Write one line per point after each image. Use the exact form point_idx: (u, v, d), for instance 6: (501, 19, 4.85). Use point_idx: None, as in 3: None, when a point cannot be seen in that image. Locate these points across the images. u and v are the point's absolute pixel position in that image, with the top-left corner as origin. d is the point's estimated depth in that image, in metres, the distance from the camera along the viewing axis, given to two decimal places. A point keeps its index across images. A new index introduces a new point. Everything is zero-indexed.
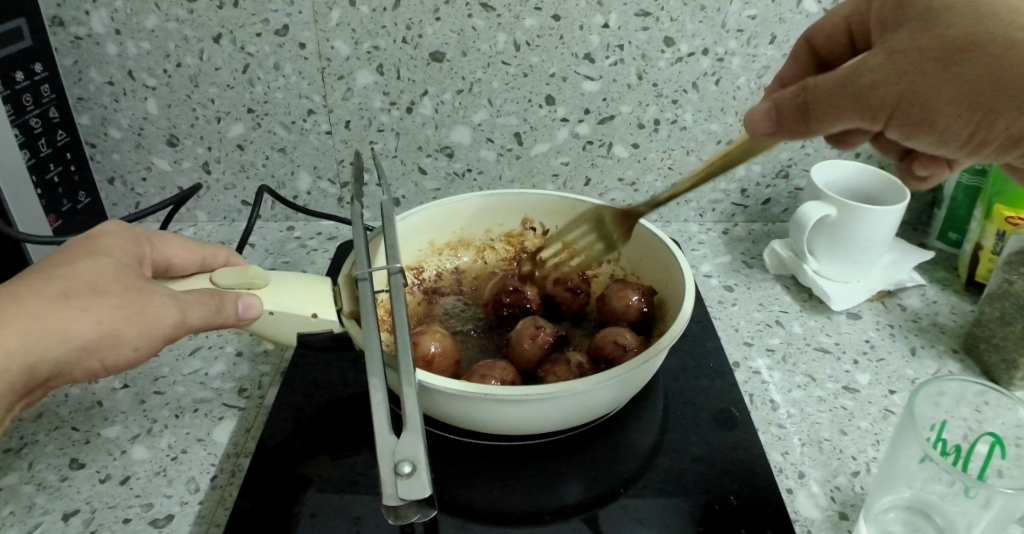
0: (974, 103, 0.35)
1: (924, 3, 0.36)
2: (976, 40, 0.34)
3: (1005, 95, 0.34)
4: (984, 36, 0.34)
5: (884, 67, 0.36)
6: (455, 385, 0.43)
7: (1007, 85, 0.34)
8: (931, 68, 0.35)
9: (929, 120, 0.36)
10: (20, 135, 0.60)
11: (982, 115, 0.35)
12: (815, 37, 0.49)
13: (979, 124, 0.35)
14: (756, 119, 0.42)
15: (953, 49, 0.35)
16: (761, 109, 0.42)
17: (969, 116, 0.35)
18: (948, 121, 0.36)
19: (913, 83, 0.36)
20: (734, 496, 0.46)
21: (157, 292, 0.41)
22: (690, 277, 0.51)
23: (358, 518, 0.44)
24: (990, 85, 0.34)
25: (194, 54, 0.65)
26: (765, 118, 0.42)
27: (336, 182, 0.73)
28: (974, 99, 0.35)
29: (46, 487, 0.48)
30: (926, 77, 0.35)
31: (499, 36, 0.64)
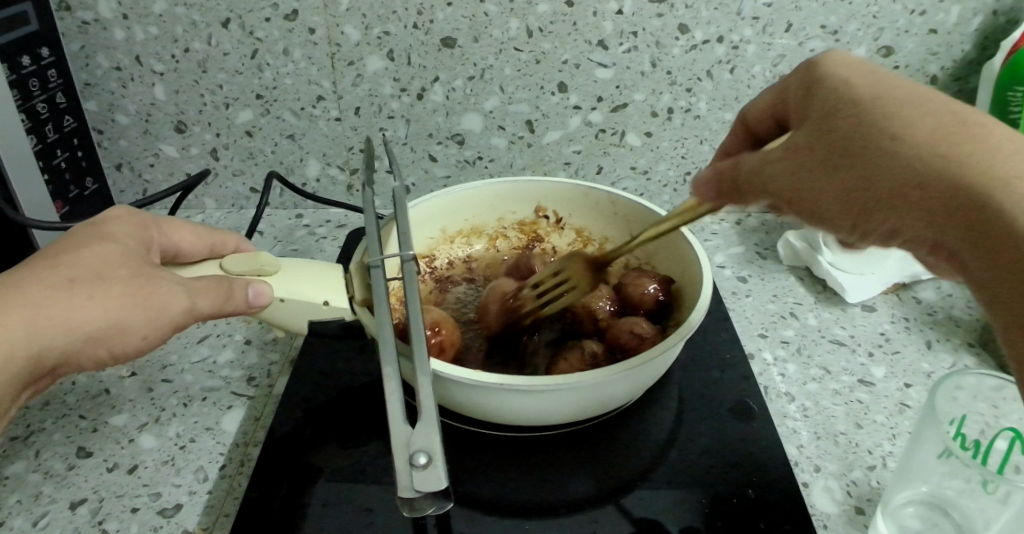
0: (856, 201, 0.33)
1: (832, 95, 0.36)
2: (863, 134, 0.33)
3: (886, 191, 0.32)
4: (870, 132, 0.33)
5: (782, 156, 0.36)
6: (469, 375, 0.42)
7: (888, 181, 0.32)
8: (824, 161, 0.34)
9: (819, 214, 0.34)
10: (26, 120, 0.59)
11: (867, 211, 0.33)
12: (748, 116, 0.45)
13: (866, 223, 0.33)
14: (695, 186, 0.42)
15: (836, 145, 0.34)
16: (700, 175, 0.42)
17: (857, 213, 0.33)
18: (836, 216, 0.34)
19: (804, 173, 0.35)
20: (752, 489, 0.45)
21: (165, 279, 0.40)
22: (707, 267, 0.51)
23: (369, 509, 0.44)
24: (873, 180, 0.32)
25: (203, 39, 0.64)
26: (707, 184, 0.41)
27: (345, 169, 0.72)
28: (859, 194, 0.33)
29: (53, 476, 0.48)
30: (815, 169, 0.34)
31: (511, 22, 0.63)
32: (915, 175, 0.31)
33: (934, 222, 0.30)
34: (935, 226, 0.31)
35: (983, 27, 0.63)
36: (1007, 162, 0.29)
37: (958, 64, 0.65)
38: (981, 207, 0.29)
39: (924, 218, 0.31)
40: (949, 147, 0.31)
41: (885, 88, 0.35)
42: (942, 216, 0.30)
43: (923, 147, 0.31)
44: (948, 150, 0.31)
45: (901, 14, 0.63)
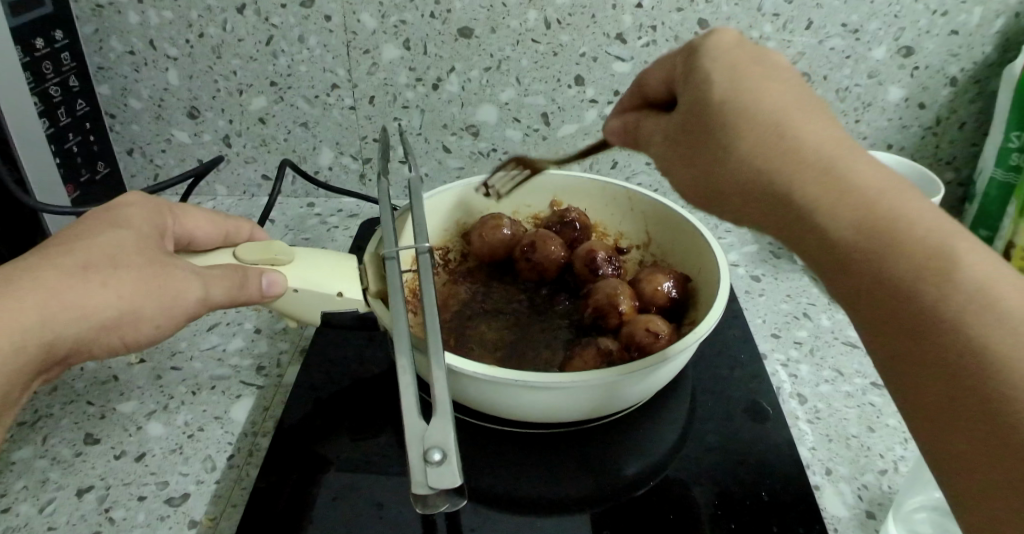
0: (706, 185, 0.34)
1: (694, 85, 0.34)
2: (703, 133, 0.33)
3: (721, 193, 0.33)
4: (709, 128, 0.33)
5: (663, 137, 0.36)
6: (485, 370, 0.42)
7: (731, 188, 0.32)
8: (683, 142, 0.35)
9: (684, 193, 0.35)
10: (39, 103, 0.59)
11: (715, 200, 0.33)
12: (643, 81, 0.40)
13: (717, 209, 0.34)
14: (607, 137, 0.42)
15: (688, 134, 0.34)
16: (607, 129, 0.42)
17: (708, 197, 0.34)
18: (696, 198, 0.35)
19: (674, 159, 0.35)
20: (766, 491, 0.45)
21: (179, 266, 0.40)
22: (726, 265, 0.50)
23: (378, 503, 0.44)
24: (712, 179, 0.33)
25: (217, 24, 0.64)
26: (617, 132, 0.41)
27: (358, 158, 0.72)
28: (704, 191, 0.34)
29: (61, 462, 0.48)
30: (678, 152, 0.35)
31: (529, 13, 0.62)
32: (743, 180, 0.31)
33: (769, 225, 0.31)
34: (765, 225, 0.31)
35: (1008, 29, 0.62)
36: (807, 179, 0.30)
37: (981, 66, 0.64)
38: (786, 214, 0.30)
39: (755, 217, 0.32)
40: (771, 158, 0.31)
41: (738, 75, 0.33)
42: (770, 222, 0.31)
43: (747, 156, 0.31)
44: (766, 159, 0.31)
45: (924, 13, 0.62)
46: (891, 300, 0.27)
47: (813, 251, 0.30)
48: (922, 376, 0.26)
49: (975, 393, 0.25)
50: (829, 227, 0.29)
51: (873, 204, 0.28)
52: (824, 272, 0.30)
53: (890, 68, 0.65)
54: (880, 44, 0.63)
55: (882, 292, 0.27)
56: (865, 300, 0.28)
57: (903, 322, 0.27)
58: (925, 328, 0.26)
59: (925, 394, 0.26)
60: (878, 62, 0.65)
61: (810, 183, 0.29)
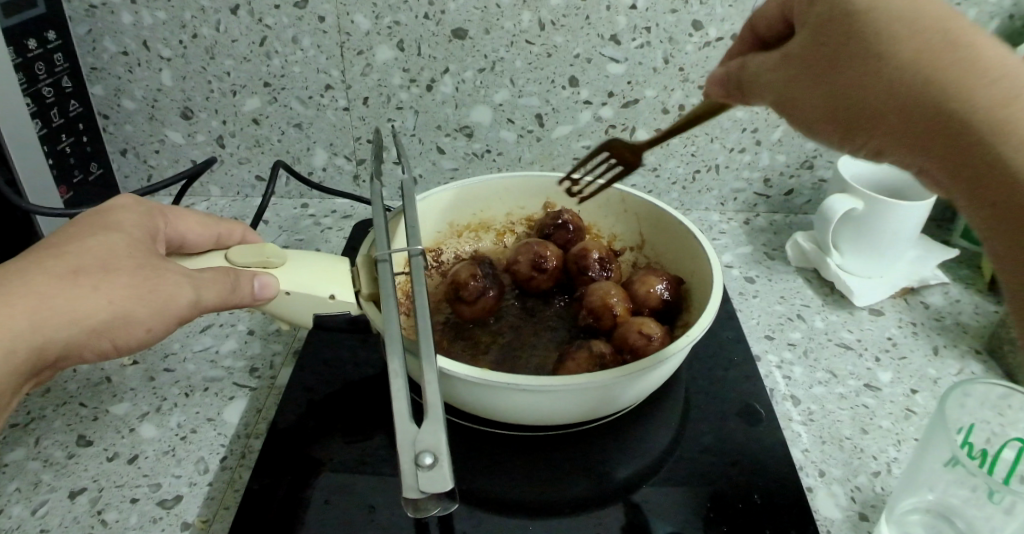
0: (842, 110, 0.32)
1: (832, 4, 0.32)
2: (845, 51, 0.31)
3: (869, 113, 0.31)
4: (856, 48, 0.31)
5: (782, 68, 0.34)
6: (477, 373, 0.41)
7: (883, 103, 0.30)
8: (815, 65, 0.32)
9: (808, 123, 0.33)
10: (32, 104, 0.59)
11: (851, 127, 0.31)
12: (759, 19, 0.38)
13: (853, 138, 0.32)
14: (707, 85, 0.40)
15: (823, 57, 0.32)
16: (712, 74, 0.39)
17: (843, 125, 0.32)
18: (823, 126, 0.33)
19: (796, 87, 0.33)
20: (758, 494, 0.45)
21: (171, 270, 0.40)
22: (719, 267, 0.50)
23: (371, 506, 0.43)
24: (857, 97, 0.31)
25: (211, 24, 0.63)
26: (718, 83, 0.39)
27: (352, 159, 0.72)
28: (844, 109, 0.31)
29: (53, 464, 0.48)
30: (808, 78, 0.33)
31: (524, 14, 0.62)
32: (899, 99, 0.30)
33: (925, 145, 0.30)
34: (917, 150, 0.30)
35: (1000, 31, 0.62)
36: (985, 92, 0.28)
37: None
38: (947, 133, 0.29)
39: (907, 138, 0.30)
40: (942, 73, 0.29)
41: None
42: (928, 140, 0.29)
43: (909, 70, 0.29)
44: (934, 75, 0.29)
45: None
46: None
47: (982, 173, 0.28)
48: None
49: None
50: (1005, 143, 0.28)
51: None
52: (975, 193, 0.29)
53: None
54: None
55: None
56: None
57: None
58: None
59: None
60: None
61: (988, 100, 0.28)
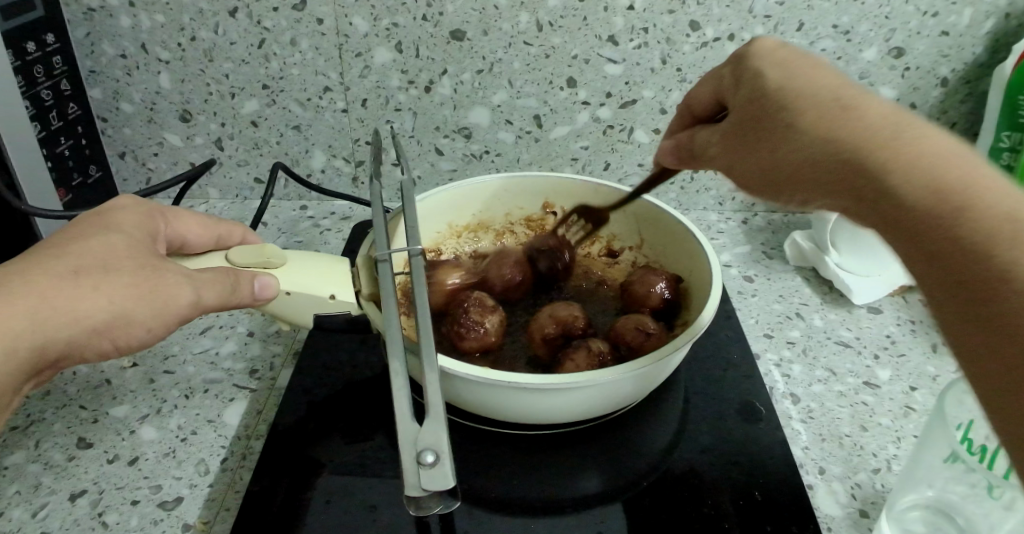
0: (769, 172, 0.34)
1: (751, 88, 0.36)
2: (765, 119, 0.34)
3: (786, 170, 0.33)
4: (769, 120, 0.34)
5: (724, 140, 0.37)
6: (479, 372, 0.42)
7: (792, 163, 0.33)
8: (745, 136, 0.36)
9: (749, 185, 0.36)
10: (30, 107, 0.59)
11: (779, 182, 0.34)
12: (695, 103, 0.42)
13: (783, 192, 0.34)
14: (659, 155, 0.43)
15: (748, 132, 0.35)
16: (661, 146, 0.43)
17: (772, 183, 0.34)
18: (758, 187, 0.35)
19: (738, 156, 0.36)
20: (759, 491, 0.45)
21: (171, 271, 0.40)
22: (718, 265, 0.50)
23: (372, 506, 0.43)
24: (778, 164, 0.34)
25: (209, 27, 0.64)
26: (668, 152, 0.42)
27: (351, 161, 0.72)
28: (770, 169, 0.34)
29: (53, 466, 0.48)
30: (742, 148, 0.36)
31: (521, 15, 0.63)
32: (804, 157, 0.32)
33: (835, 192, 0.31)
34: (831, 199, 0.32)
35: (996, 30, 0.62)
36: (869, 139, 0.30)
37: (970, 67, 0.65)
38: (852, 186, 0.30)
39: (821, 192, 0.32)
40: (834, 129, 0.31)
41: (793, 75, 0.35)
42: (834, 188, 0.31)
43: (811, 132, 0.32)
44: (828, 132, 0.31)
45: (914, 15, 0.62)
46: (960, 255, 0.27)
47: (885, 213, 0.29)
48: (990, 338, 0.25)
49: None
50: (888, 182, 0.29)
51: (930, 164, 0.29)
52: (885, 232, 0.30)
53: (881, 69, 0.65)
54: (871, 45, 0.64)
55: (939, 241, 0.27)
56: (930, 252, 0.28)
57: (973, 276, 0.26)
58: (989, 280, 0.26)
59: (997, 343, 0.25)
60: (869, 62, 0.65)
61: (870, 149, 0.30)
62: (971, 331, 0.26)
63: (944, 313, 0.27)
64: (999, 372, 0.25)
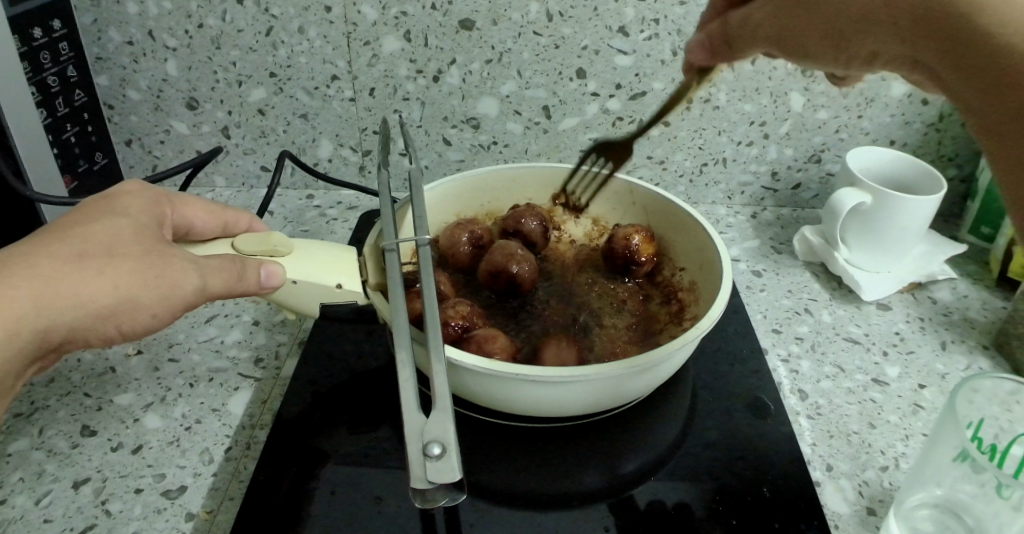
0: (830, 32, 0.32)
1: None
2: None
3: (850, 23, 0.31)
4: None
5: (768, 14, 0.35)
6: (486, 364, 0.41)
7: (856, 10, 0.31)
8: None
9: (800, 53, 0.34)
10: (37, 93, 0.58)
11: (842, 42, 0.32)
12: None
13: (852, 48, 0.32)
14: (689, 49, 0.41)
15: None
16: (692, 39, 0.41)
17: (833, 44, 0.33)
18: (821, 52, 0.34)
19: (786, 18, 0.34)
20: (768, 488, 0.45)
21: (177, 256, 0.40)
22: (728, 260, 0.50)
23: (378, 498, 0.43)
24: (836, 17, 0.32)
25: (216, 14, 0.63)
26: (700, 47, 0.40)
27: (358, 150, 0.71)
28: (830, 20, 0.32)
29: (57, 454, 0.48)
30: (795, 10, 0.33)
31: (531, 5, 0.62)
32: (882, 15, 0.30)
33: (908, 39, 0.30)
34: (901, 45, 0.30)
35: None
36: None
37: None
38: (929, 34, 0.29)
39: (893, 40, 0.30)
40: None
41: None
42: (911, 35, 0.29)
43: None
44: None
45: None
46: None
47: (998, 88, 0.27)
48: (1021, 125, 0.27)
49: None
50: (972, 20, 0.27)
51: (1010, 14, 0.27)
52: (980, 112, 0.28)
53: None
54: None
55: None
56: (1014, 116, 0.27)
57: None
58: None
59: None
60: None
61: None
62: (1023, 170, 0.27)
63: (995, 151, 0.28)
64: None
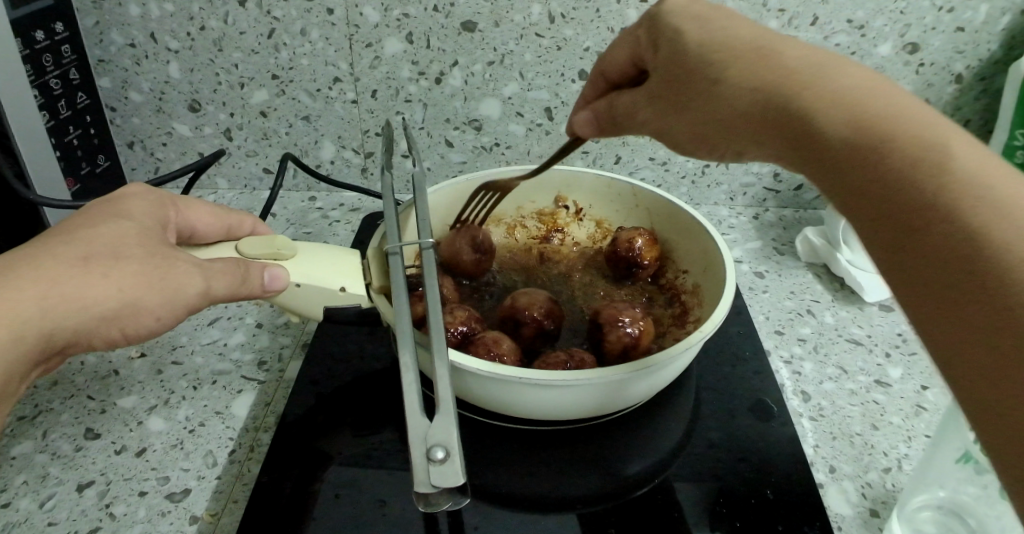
0: (704, 129, 0.37)
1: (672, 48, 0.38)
2: (702, 68, 0.36)
3: (722, 125, 0.36)
4: (695, 77, 0.36)
5: (653, 110, 0.39)
6: (491, 368, 0.41)
7: (727, 115, 0.35)
8: (673, 91, 0.38)
9: (682, 143, 0.39)
10: (39, 96, 0.59)
11: (716, 139, 0.36)
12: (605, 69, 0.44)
13: (721, 147, 0.37)
14: (577, 125, 0.45)
15: (679, 93, 0.37)
16: (580, 115, 0.45)
17: (708, 140, 0.37)
18: (695, 146, 0.38)
19: (670, 116, 0.38)
20: (771, 490, 0.45)
21: (182, 259, 0.40)
22: (731, 262, 0.50)
23: (382, 501, 0.43)
24: (706, 117, 0.36)
25: (218, 17, 0.63)
26: (587, 123, 0.45)
27: (360, 152, 0.71)
28: (707, 121, 0.36)
29: (61, 457, 0.48)
30: (674, 103, 0.38)
31: (533, 7, 0.62)
32: (744, 114, 0.34)
33: (764, 134, 0.34)
34: (765, 144, 0.34)
35: (1013, 26, 0.62)
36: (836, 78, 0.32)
37: (986, 63, 0.64)
38: (784, 133, 0.33)
39: (757, 140, 0.34)
40: (800, 79, 0.33)
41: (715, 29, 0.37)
42: (769, 132, 0.33)
43: (738, 82, 0.34)
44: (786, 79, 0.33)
45: (929, 11, 0.62)
46: (922, 218, 0.27)
47: (858, 185, 0.30)
48: (900, 232, 0.28)
49: (907, 210, 0.28)
50: (810, 119, 0.32)
51: (860, 110, 0.31)
52: (843, 202, 0.31)
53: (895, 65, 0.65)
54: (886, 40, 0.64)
55: (899, 204, 0.28)
56: (888, 212, 0.28)
57: (901, 206, 0.28)
58: (916, 208, 0.27)
59: (915, 249, 0.27)
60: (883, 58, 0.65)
61: (807, 97, 0.32)
62: (895, 260, 0.28)
63: (877, 243, 0.29)
64: (923, 259, 0.27)
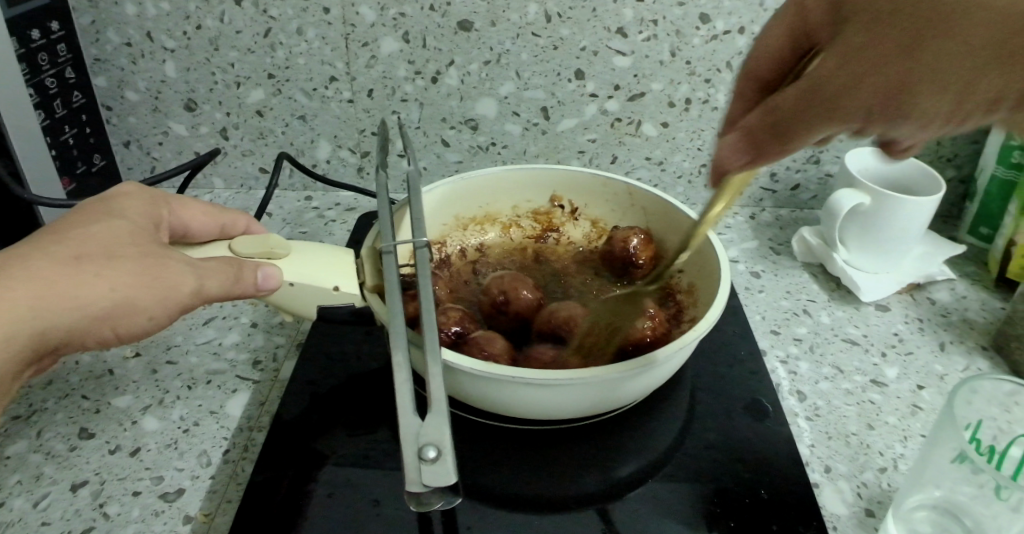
0: (949, 82, 0.28)
1: None
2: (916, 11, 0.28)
3: (970, 72, 0.27)
4: (914, 21, 0.28)
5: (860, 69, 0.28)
6: (485, 367, 0.41)
7: (973, 53, 0.27)
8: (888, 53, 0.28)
9: (905, 114, 0.29)
10: (35, 95, 0.58)
11: (968, 93, 0.28)
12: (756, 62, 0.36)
13: (969, 103, 0.28)
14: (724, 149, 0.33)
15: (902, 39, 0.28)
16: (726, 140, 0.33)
17: (955, 97, 0.28)
18: (911, 113, 0.29)
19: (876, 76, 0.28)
20: (766, 490, 0.45)
21: (174, 259, 0.39)
22: (727, 261, 0.50)
23: (375, 501, 0.43)
24: (945, 68, 0.27)
25: (214, 16, 0.63)
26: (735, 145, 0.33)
27: (357, 151, 0.71)
28: (949, 75, 0.28)
29: (54, 456, 0.48)
30: (894, 63, 0.28)
31: (529, 6, 0.62)
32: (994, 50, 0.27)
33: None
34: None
35: None
36: None
37: None
38: None
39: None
40: None
41: None
42: None
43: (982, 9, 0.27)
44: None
45: None
46: None
47: None
48: None
49: None
50: None
51: None
52: None
53: None
54: None
55: None
56: None
57: None
58: None
59: None
60: None
61: None
62: None
63: None
64: None
